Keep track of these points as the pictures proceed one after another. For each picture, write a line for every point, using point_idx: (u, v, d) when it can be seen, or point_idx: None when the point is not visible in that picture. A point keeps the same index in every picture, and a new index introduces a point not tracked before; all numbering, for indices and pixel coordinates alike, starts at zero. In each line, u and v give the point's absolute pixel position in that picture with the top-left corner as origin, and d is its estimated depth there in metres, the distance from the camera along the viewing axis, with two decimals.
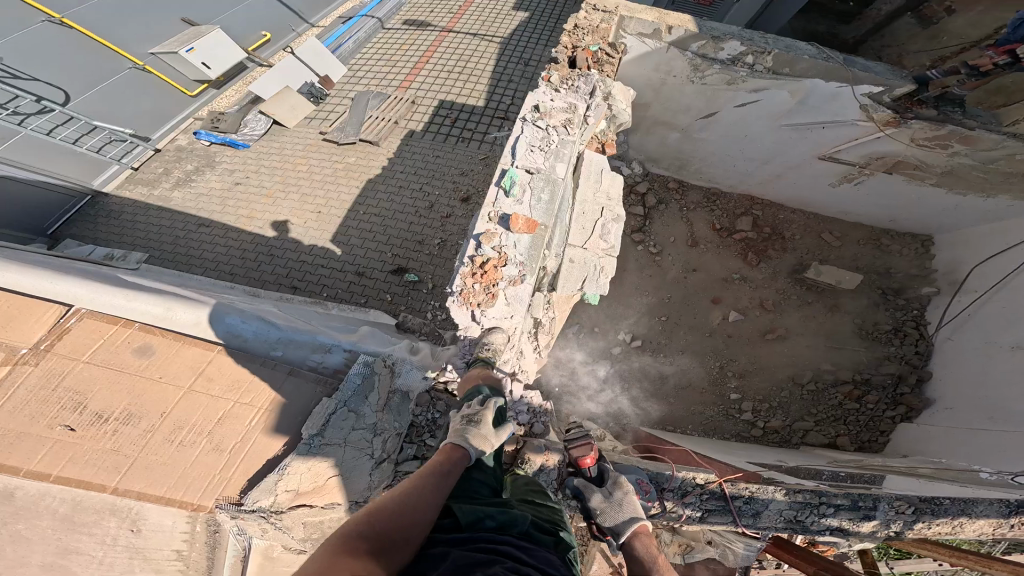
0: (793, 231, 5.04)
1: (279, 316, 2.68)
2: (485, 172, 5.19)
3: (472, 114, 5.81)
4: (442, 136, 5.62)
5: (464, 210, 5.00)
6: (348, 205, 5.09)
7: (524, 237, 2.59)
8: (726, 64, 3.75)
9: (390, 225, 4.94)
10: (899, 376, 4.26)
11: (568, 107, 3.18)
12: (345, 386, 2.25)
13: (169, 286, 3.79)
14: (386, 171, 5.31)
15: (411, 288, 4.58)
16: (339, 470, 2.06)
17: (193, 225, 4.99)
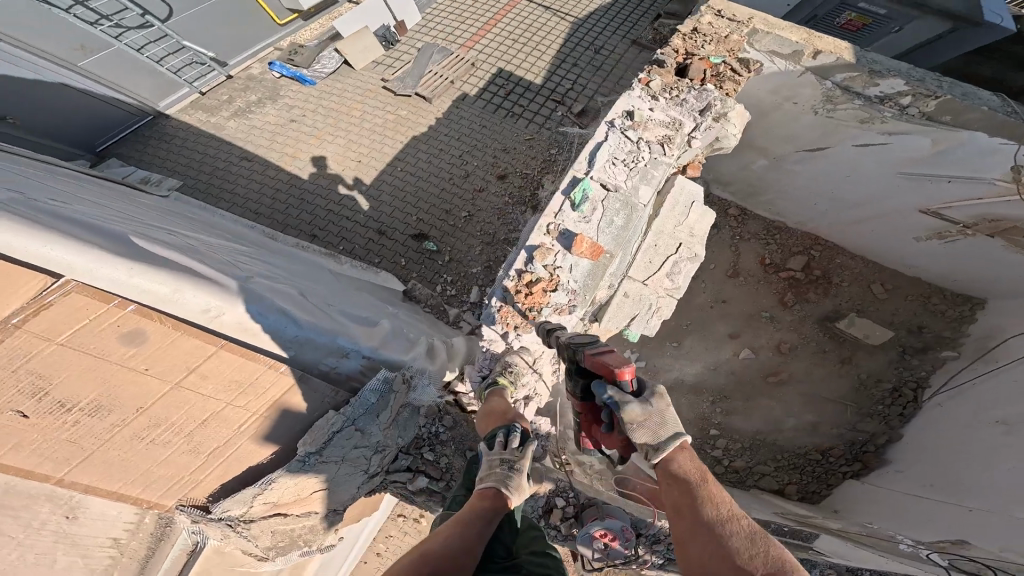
0: (842, 278, 4.78)
1: (296, 300, 2.32)
2: (532, 154, 4.68)
3: (528, 91, 5.14)
4: (492, 107, 5.04)
5: (498, 187, 4.55)
6: (388, 160, 4.74)
7: (582, 260, 2.55)
8: (870, 102, 3.31)
9: (424, 189, 4.57)
10: (871, 434, 4.24)
11: (669, 121, 2.96)
12: (359, 399, 2.24)
13: (144, 211, 3.05)
14: (432, 132, 4.89)
15: (427, 257, 4.27)
16: (326, 483, 2.33)
17: (238, 156, 4.72)
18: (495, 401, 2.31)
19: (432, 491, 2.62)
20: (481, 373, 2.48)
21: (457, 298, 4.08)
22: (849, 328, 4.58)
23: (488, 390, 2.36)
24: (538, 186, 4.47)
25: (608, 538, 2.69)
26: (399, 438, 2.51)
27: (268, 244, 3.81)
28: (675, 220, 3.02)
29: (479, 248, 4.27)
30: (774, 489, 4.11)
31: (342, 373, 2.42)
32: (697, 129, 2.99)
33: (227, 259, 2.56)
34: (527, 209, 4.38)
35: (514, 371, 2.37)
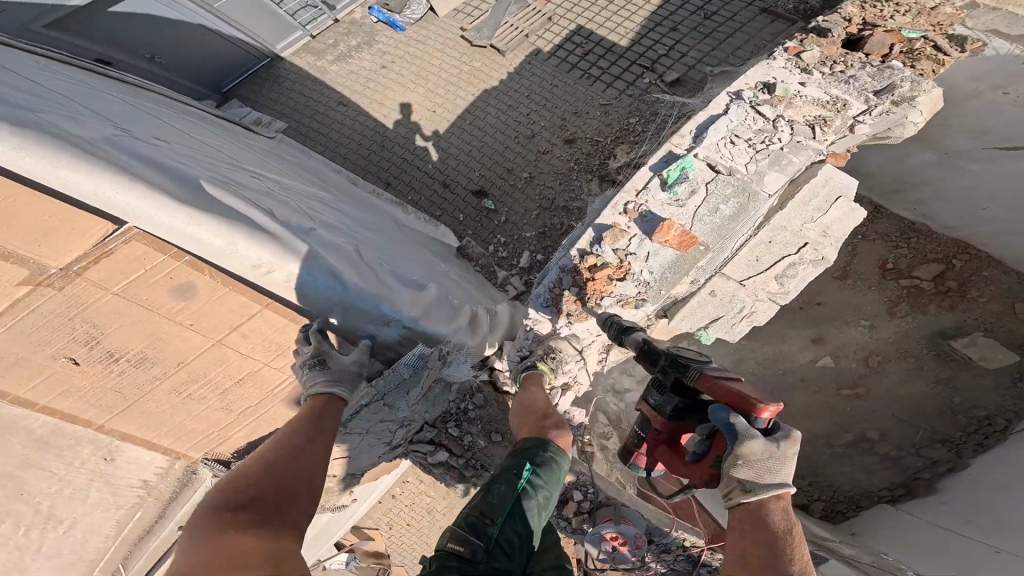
0: (986, 295, 4.02)
1: (348, 261, 2.17)
2: (603, 121, 4.32)
3: (608, 52, 4.66)
4: (566, 66, 4.64)
5: (562, 152, 4.25)
6: (459, 112, 4.54)
7: (666, 249, 2.30)
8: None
9: (492, 146, 4.36)
10: (933, 460, 3.74)
11: (825, 99, 2.47)
12: (393, 373, 2.22)
13: (241, 147, 3.08)
14: (501, 88, 4.61)
15: (484, 215, 4.13)
16: (346, 448, 2.47)
17: (334, 102, 4.70)
18: (534, 386, 2.24)
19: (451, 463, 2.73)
20: (520, 353, 2.38)
21: (507, 260, 3.93)
22: (965, 347, 3.91)
23: (524, 373, 2.30)
24: (608, 155, 4.12)
25: (619, 542, 2.61)
26: (428, 412, 2.55)
27: (352, 189, 3.91)
28: (805, 217, 2.55)
29: (536, 212, 4.05)
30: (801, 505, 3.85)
31: (380, 344, 2.30)
32: (868, 113, 2.44)
33: (296, 206, 2.45)
34: (592, 178, 4.07)
35: (556, 359, 2.28)
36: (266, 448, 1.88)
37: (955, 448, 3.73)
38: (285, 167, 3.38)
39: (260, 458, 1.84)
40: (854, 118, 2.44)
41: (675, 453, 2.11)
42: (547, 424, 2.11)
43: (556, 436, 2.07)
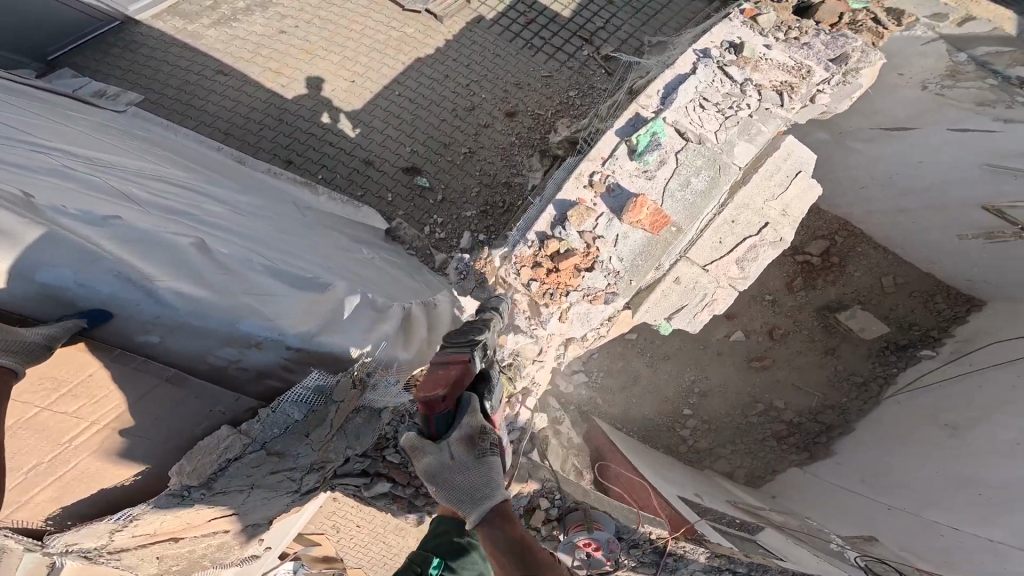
0: (859, 266, 3.78)
1: (178, 261, 1.74)
2: (554, 96, 3.99)
3: (551, 22, 4.27)
4: (510, 35, 4.22)
5: (505, 129, 3.88)
6: (384, 82, 4.01)
7: (637, 231, 2.06)
8: (1007, 84, 2.56)
9: (432, 121, 3.89)
10: (827, 425, 3.55)
11: (790, 65, 2.30)
12: (274, 415, 1.69)
13: (56, 120, 2.38)
14: (440, 55, 4.12)
15: (418, 194, 3.69)
16: (231, 507, 1.78)
17: (211, 70, 3.96)
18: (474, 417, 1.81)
19: (395, 495, 2.22)
20: None
21: (446, 242, 3.58)
22: (847, 320, 3.67)
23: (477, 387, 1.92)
24: (551, 130, 3.85)
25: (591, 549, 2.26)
26: (351, 450, 1.95)
27: (243, 171, 3.36)
28: (767, 193, 2.44)
29: (476, 189, 3.70)
30: (725, 472, 3.51)
31: (250, 368, 1.82)
32: (827, 82, 2.31)
33: (122, 185, 1.96)
34: (533, 154, 3.78)
35: (512, 364, 2.10)
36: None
37: (841, 413, 3.56)
38: (121, 138, 2.69)
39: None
40: (816, 86, 2.30)
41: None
42: (471, 492, 1.56)
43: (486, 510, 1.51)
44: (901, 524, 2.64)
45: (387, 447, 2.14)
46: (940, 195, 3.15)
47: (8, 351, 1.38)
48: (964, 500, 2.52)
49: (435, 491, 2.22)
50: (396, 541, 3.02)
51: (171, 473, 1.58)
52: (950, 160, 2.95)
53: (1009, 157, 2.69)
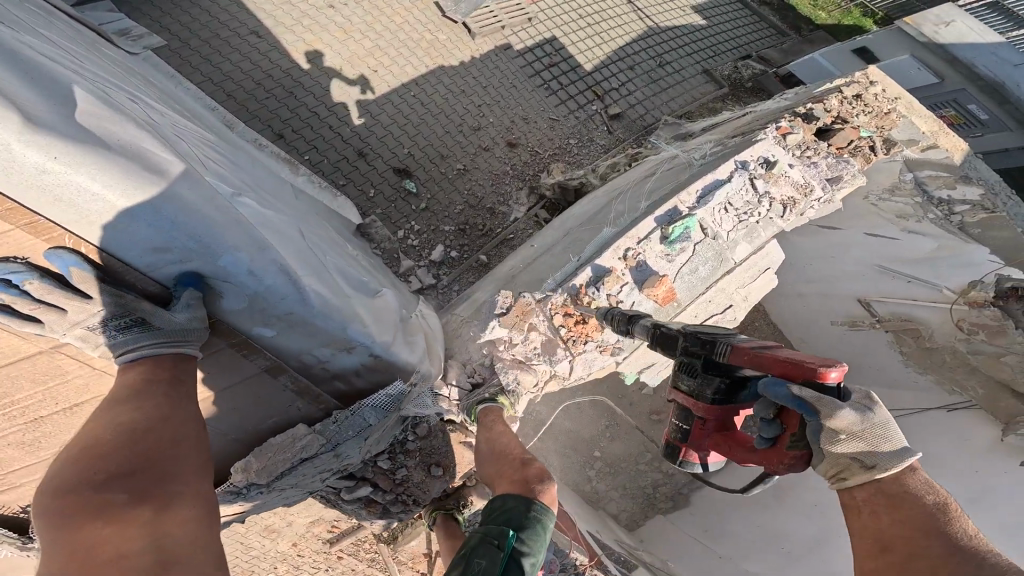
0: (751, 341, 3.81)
1: (306, 256, 1.71)
2: (560, 140, 4.26)
3: (571, 71, 4.55)
4: (530, 71, 4.45)
5: (505, 156, 4.08)
6: (404, 79, 4.09)
7: (649, 301, 2.30)
8: (930, 201, 3.08)
9: (442, 131, 4.01)
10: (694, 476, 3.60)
11: (801, 183, 2.60)
12: (353, 418, 1.97)
13: (94, 59, 2.22)
14: (464, 69, 4.28)
15: (403, 197, 3.76)
16: (246, 508, 2.10)
17: (246, 27, 3.90)
18: (497, 424, 2.03)
19: (371, 500, 2.34)
20: (472, 380, 2.21)
21: (416, 249, 3.67)
22: None
23: (483, 406, 2.08)
24: (542, 170, 4.11)
25: None
26: (368, 452, 2.12)
27: (225, 135, 2.94)
28: (740, 282, 2.55)
29: (460, 207, 3.85)
30: (612, 514, 3.47)
31: (331, 371, 1.91)
32: (818, 200, 2.61)
33: (205, 158, 1.85)
34: (522, 187, 4.03)
35: (515, 392, 2.17)
36: (114, 400, 1.40)
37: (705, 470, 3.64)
38: (148, 88, 2.56)
39: (118, 419, 1.36)
40: (811, 203, 2.59)
41: (736, 441, 1.78)
42: (528, 476, 1.82)
43: (542, 491, 1.78)
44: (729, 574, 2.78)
45: (381, 454, 2.21)
46: (830, 286, 3.25)
47: (184, 340, 1.51)
48: (770, 553, 2.87)
49: (410, 501, 2.39)
50: (262, 544, 2.77)
51: (241, 470, 1.89)
52: (847, 254, 3.16)
53: (904, 263, 2.97)
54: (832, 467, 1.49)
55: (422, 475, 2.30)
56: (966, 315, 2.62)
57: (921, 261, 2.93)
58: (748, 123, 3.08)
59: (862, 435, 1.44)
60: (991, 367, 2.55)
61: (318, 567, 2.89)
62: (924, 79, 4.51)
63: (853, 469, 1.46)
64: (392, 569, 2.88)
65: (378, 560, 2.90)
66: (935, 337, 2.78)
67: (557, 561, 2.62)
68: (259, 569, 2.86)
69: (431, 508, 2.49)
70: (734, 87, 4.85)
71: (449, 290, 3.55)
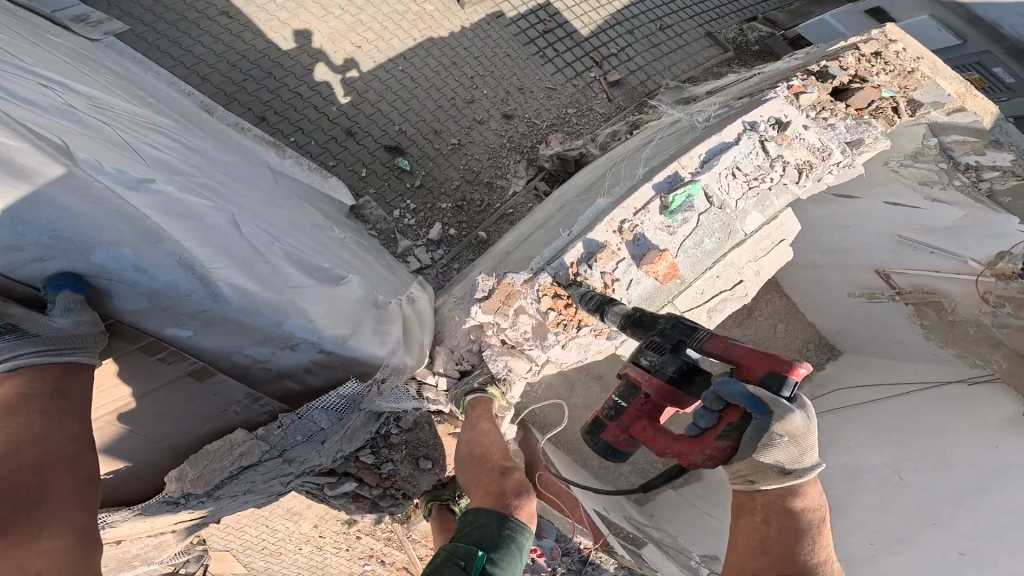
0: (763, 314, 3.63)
1: (222, 244, 1.57)
2: (562, 111, 4.02)
3: (567, 37, 4.27)
4: (525, 39, 4.18)
5: (506, 130, 3.87)
6: (393, 54, 3.86)
7: (648, 279, 2.13)
8: (956, 167, 2.74)
9: (433, 106, 3.79)
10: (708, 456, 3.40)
11: (816, 146, 2.37)
12: (302, 422, 1.78)
13: (36, 48, 2.13)
14: (456, 39, 4.03)
15: (394, 175, 3.57)
16: (208, 511, 1.95)
17: (216, 8, 3.69)
18: (483, 420, 1.90)
19: (358, 495, 2.28)
20: (460, 367, 2.07)
21: (413, 229, 3.50)
22: None
23: (471, 398, 1.96)
24: (541, 141, 3.88)
25: (538, 554, 2.58)
26: (340, 450, 1.94)
27: (203, 118, 2.83)
28: (752, 254, 2.34)
29: (457, 182, 3.66)
30: (624, 491, 3.30)
31: (273, 370, 1.82)
32: (837, 164, 2.37)
33: (130, 140, 1.73)
34: (521, 159, 3.81)
35: (506, 380, 2.03)
36: None
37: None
38: (98, 72, 2.41)
39: None
40: (828, 167, 2.35)
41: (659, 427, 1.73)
42: (505, 489, 1.69)
43: (520, 507, 1.65)
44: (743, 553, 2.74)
45: (364, 449, 2.09)
46: (848, 259, 3.01)
47: (71, 346, 1.36)
48: None
49: (400, 495, 2.33)
50: (286, 526, 2.65)
51: (176, 479, 1.71)
52: (867, 226, 2.87)
53: (925, 232, 2.67)
54: (746, 467, 1.55)
55: (410, 467, 2.21)
56: (994, 288, 2.38)
57: (944, 230, 2.63)
58: (752, 85, 2.82)
59: (798, 435, 1.49)
60: (1015, 341, 2.32)
61: (339, 546, 2.79)
62: (946, 40, 4.06)
63: (768, 474, 1.53)
64: (408, 546, 2.76)
65: (396, 538, 2.75)
66: (958, 310, 2.56)
67: (559, 548, 2.52)
68: (285, 549, 2.80)
69: (426, 499, 2.39)
70: (742, 49, 4.52)
71: (449, 269, 3.36)
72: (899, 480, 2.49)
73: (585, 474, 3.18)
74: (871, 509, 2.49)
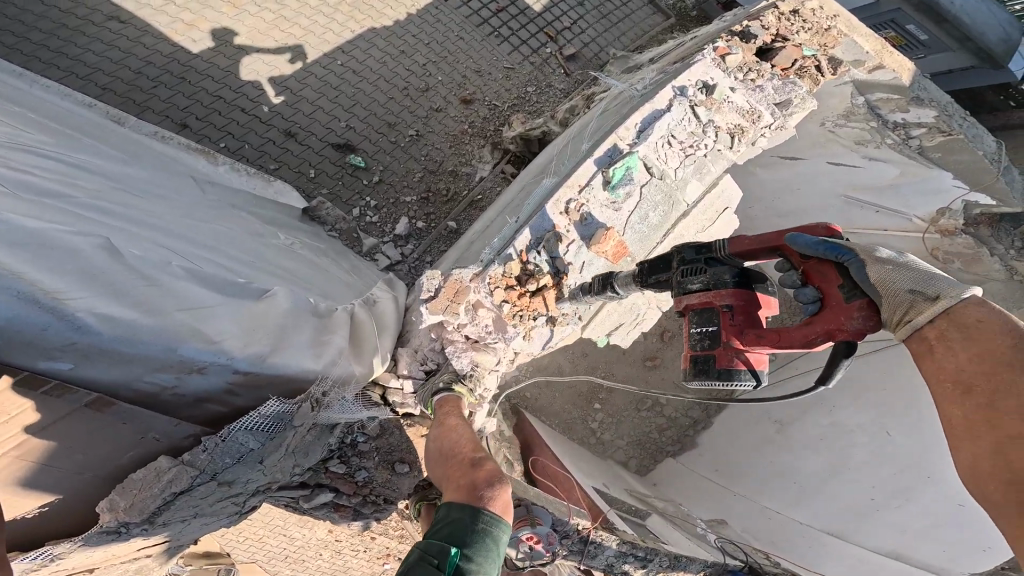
0: None
1: (85, 271, 1.44)
2: (522, 91, 3.96)
3: (521, 14, 4.18)
4: (478, 20, 4.06)
5: (464, 116, 3.78)
6: (329, 49, 3.67)
7: (599, 259, 2.14)
8: (887, 126, 2.84)
9: (381, 98, 3.66)
10: (695, 420, 3.50)
11: (745, 108, 2.41)
12: (226, 445, 1.67)
13: None
14: (400, 27, 3.87)
15: (348, 173, 3.45)
16: (162, 537, 1.84)
17: (103, 14, 3.38)
18: (449, 417, 1.85)
19: (338, 504, 2.22)
20: (425, 368, 2.05)
21: (377, 226, 3.40)
22: None
23: (437, 398, 1.92)
24: (504, 124, 3.81)
25: (533, 542, 2.34)
26: (297, 466, 1.92)
27: (109, 128, 2.62)
28: (699, 225, 2.42)
29: (419, 174, 3.56)
30: (620, 462, 3.38)
31: (188, 394, 1.64)
32: (769, 126, 2.45)
33: None
34: (484, 144, 3.75)
35: (473, 376, 2.01)
36: None
37: (706, 409, 3.52)
38: None
39: None
40: (761, 131, 2.43)
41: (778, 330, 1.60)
42: (475, 481, 1.58)
43: (493, 499, 1.54)
44: (747, 511, 2.92)
45: (331, 459, 2.07)
46: None
47: None
48: (787, 492, 2.88)
49: (383, 499, 2.28)
50: (302, 534, 2.58)
51: (104, 511, 1.56)
52: (814, 198, 2.92)
53: (865, 190, 2.83)
54: (895, 311, 1.37)
55: (387, 473, 2.18)
56: (941, 245, 2.64)
57: (883, 189, 2.81)
58: (687, 49, 2.80)
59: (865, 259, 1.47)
60: None
61: (358, 549, 2.75)
62: None
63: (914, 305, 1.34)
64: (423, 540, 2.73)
65: (408, 535, 2.72)
66: None
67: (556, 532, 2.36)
68: (307, 556, 2.73)
69: (414, 500, 2.29)
70: (682, 16, 4.54)
71: (420, 262, 3.30)
72: (887, 436, 2.66)
73: (582, 450, 3.26)
74: (864, 465, 2.71)
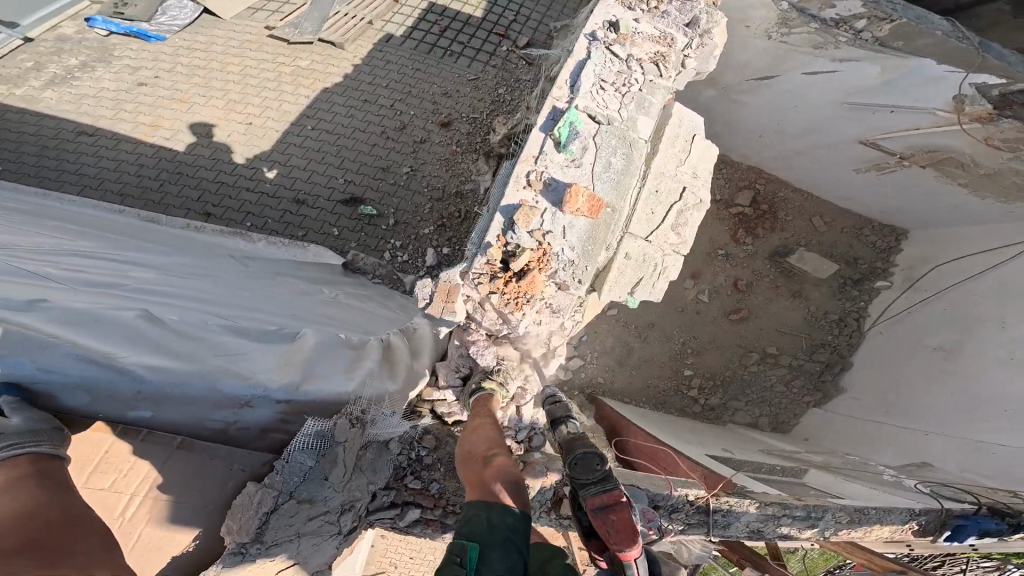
0: (790, 214, 3.64)
1: (129, 333, 1.66)
2: (490, 95, 3.98)
3: (467, 25, 4.26)
4: (425, 47, 4.16)
5: (445, 136, 3.83)
6: (290, 119, 3.83)
7: (579, 220, 1.99)
8: (827, 26, 2.47)
9: (359, 146, 3.77)
10: (826, 363, 3.43)
11: (658, 35, 2.35)
12: (291, 464, 1.71)
13: None
14: (353, 77, 4.01)
15: (365, 223, 3.57)
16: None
17: (71, 131, 3.72)
18: (477, 415, 1.88)
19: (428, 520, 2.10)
20: (460, 374, 2.02)
21: (411, 262, 3.50)
22: (800, 263, 3.54)
23: (472, 398, 1.93)
24: (489, 131, 3.80)
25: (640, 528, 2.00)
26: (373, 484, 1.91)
27: (150, 228, 2.85)
28: (675, 160, 2.50)
29: (427, 205, 3.63)
30: (748, 423, 3.36)
31: (252, 427, 1.75)
32: (688, 46, 2.39)
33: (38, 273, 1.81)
34: (478, 157, 3.73)
35: (500, 370, 1.98)
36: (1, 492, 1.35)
37: (832, 350, 3.45)
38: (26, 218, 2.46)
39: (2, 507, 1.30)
40: (682, 53, 2.37)
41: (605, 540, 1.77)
42: (484, 477, 1.68)
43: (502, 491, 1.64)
44: (939, 440, 2.61)
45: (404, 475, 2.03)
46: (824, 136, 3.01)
47: (38, 441, 1.42)
48: (976, 415, 2.53)
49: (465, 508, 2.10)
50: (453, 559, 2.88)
51: (223, 534, 1.63)
52: (817, 107, 2.84)
53: (858, 94, 2.64)
54: None
55: (456, 481, 2.07)
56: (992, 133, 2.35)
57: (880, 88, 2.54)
58: None
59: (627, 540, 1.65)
60: None
61: None
62: None
63: None
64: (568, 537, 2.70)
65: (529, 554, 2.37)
66: (972, 158, 2.56)
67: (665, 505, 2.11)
68: None
69: None
70: None
71: None
72: None
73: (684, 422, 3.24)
74: None
